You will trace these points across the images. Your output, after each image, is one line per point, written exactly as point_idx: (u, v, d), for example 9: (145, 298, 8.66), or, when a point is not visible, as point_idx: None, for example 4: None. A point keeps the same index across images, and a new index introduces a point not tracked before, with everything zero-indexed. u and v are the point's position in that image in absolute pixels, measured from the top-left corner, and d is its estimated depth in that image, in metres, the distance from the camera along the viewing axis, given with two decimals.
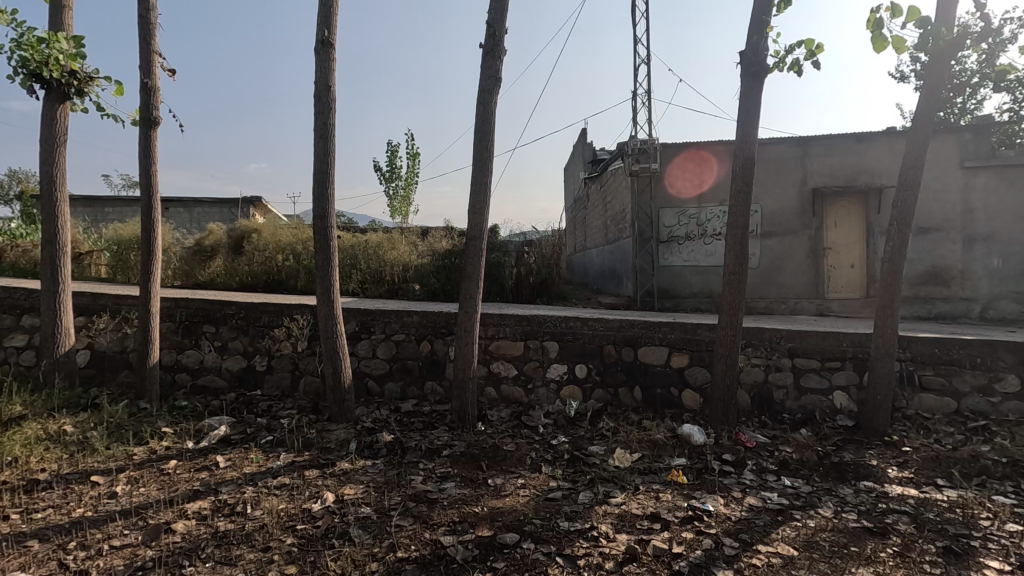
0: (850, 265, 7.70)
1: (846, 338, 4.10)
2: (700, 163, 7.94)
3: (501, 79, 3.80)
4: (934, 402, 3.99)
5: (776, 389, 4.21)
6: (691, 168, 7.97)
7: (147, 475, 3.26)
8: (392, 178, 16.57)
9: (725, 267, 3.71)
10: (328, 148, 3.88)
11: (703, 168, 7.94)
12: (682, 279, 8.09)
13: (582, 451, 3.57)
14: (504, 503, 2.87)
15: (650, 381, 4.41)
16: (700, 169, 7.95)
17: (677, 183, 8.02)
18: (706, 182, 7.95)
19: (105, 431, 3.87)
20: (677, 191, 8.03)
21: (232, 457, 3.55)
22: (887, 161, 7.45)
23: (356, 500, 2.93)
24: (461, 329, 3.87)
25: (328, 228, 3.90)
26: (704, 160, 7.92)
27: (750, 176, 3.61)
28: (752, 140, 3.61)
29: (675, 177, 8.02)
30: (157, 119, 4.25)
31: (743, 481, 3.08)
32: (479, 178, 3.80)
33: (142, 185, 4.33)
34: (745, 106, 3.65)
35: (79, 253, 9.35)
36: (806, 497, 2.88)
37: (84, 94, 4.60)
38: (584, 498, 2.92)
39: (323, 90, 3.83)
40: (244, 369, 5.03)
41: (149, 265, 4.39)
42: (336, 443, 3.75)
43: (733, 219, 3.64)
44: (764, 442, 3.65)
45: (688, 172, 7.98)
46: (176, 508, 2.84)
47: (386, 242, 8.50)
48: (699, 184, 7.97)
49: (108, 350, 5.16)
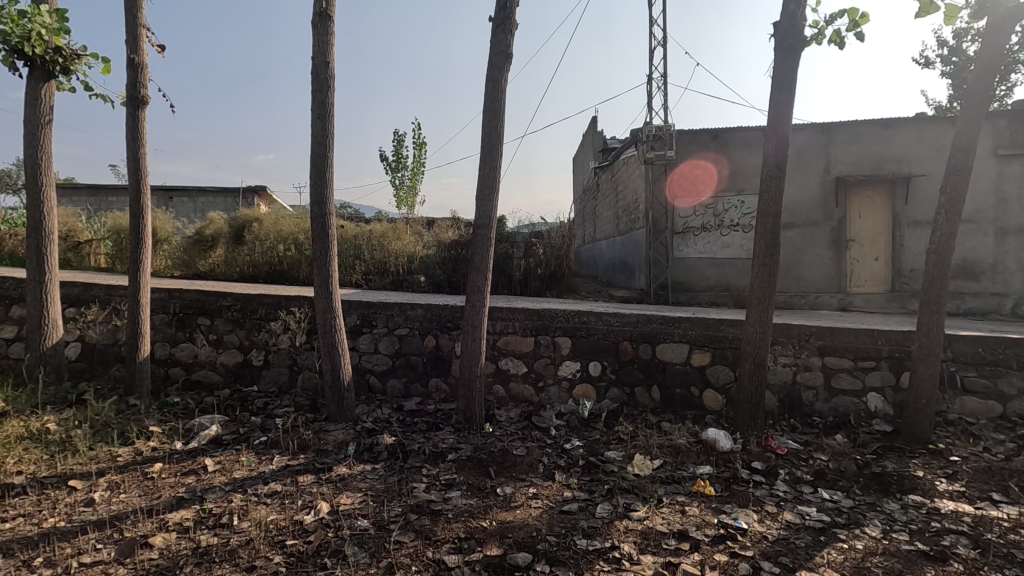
0: (876, 258, 7.33)
1: (881, 337, 3.81)
2: (700, 162, 7.72)
3: (513, 55, 3.50)
4: (977, 405, 3.70)
5: (806, 390, 3.93)
6: (696, 170, 7.73)
7: (129, 480, 3.03)
8: (399, 168, 16.32)
9: (753, 258, 3.42)
10: (327, 130, 3.63)
11: (704, 164, 7.71)
12: (697, 271, 7.78)
13: (598, 456, 3.29)
14: (515, 517, 2.61)
15: (669, 380, 4.14)
16: (704, 166, 7.71)
17: (689, 190, 7.74)
18: (711, 184, 7.68)
19: (89, 430, 3.64)
20: (684, 194, 7.75)
21: (221, 460, 3.31)
22: (916, 148, 7.07)
23: (353, 512, 2.67)
24: (468, 324, 3.60)
25: (327, 215, 3.64)
26: (704, 157, 7.71)
27: (784, 159, 3.32)
28: (785, 120, 3.31)
29: (684, 181, 7.74)
30: (145, 98, 4.00)
31: (777, 493, 2.81)
32: (489, 161, 3.51)
33: (129, 169, 4.08)
34: (780, 83, 3.35)
35: (78, 241, 9.13)
36: (849, 513, 2.60)
37: (70, 72, 4.36)
38: (602, 511, 2.66)
39: (321, 67, 3.56)
40: (240, 364, 4.80)
41: (138, 255, 4.15)
42: (333, 445, 3.50)
43: (763, 205, 3.37)
44: (795, 449, 3.34)
45: (694, 173, 7.73)
46: (156, 518, 2.61)
47: (389, 232, 8.25)
48: (703, 189, 7.70)
49: (99, 343, 4.93)
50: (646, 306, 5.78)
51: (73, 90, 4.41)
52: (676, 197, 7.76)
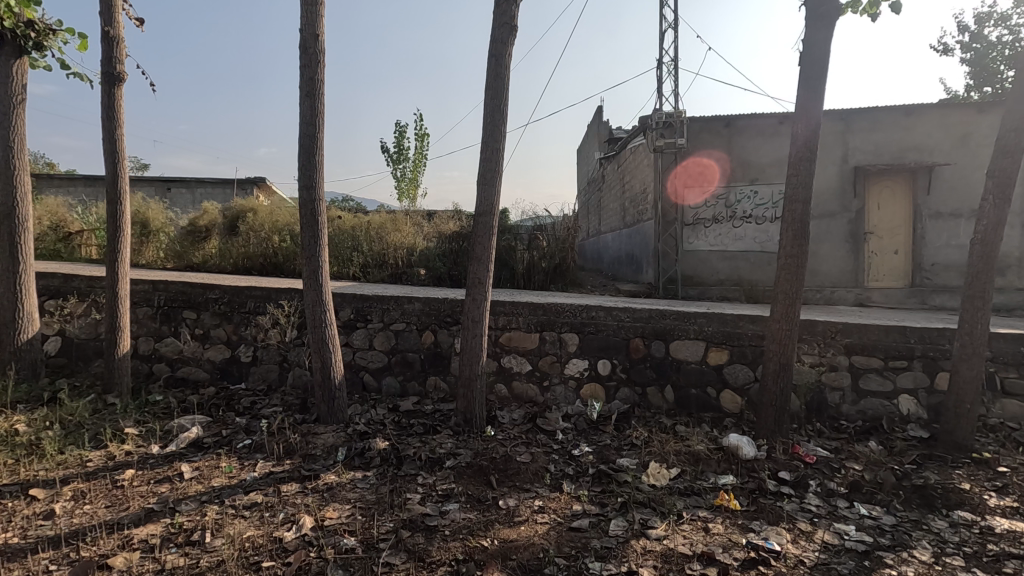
0: (895, 251, 7.02)
1: (914, 334, 3.52)
2: (710, 152, 7.40)
3: (517, 28, 3.21)
4: (1018, 409, 3.41)
5: (831, 392, 3.64)
6: (707, 159, 7.41)
7: (96, 489, 2.76)
8: (400, 160, 16.03)
9: (780, 248, 3.14)
10: (316, 109, 3.34)
11: (714, 154, 7.39)
12: (707, 264, 7.49)
13: (610, 464, 3.02)
14: (519, 535, 2.34)
15: (684, 380, 3.85)
16: (714, 155, 7.39)
17: (699, 180, 7.42)
18: (717, 182, 7.38)
19: (60, 431, 3.37)
20: (690, 186, 7.44)
21: (200, 466, 3.05)
22: (939, 136, 6.75)
23: (338, 528, 2.40)
24: (469, 319, 3.33)
25: (316, 201, 3.37)
26: (715, 146, 7.38)
27: (814, 140, 3.03)
28: (816, 97, 3.03)
29: (693, 171, 7.43)
30: (121, 75, 3.71)
31: (809, 508, 2.54)
32: (490, 142, 3.23)
33: (105, 152, 3.79)
34: (811, 56, 3.05)
35: (68, 232, 8.86)
36: (894, 533, 2.33)
37: (43, 49, 4.09)
38: (616, 528, 2.39)
39: (310, 40, 3.27)
40: (228, 361, 4.54)
41: (116, 244, 3.87)
42: (322, 449, 3.23)
43: (791, 190, 3.08)
44: (825, 457, 3.05)
45: (704, 162, 7.41)
46: (120, 535, 2.35)
47: (388, 224, 7.95)
48: (706, 190, 7.42)
49: (80, 337, 4.67)
50: (657, 302, 5.49)
51: (48, 69, 4.13)
52: (680, 187, 7.46)
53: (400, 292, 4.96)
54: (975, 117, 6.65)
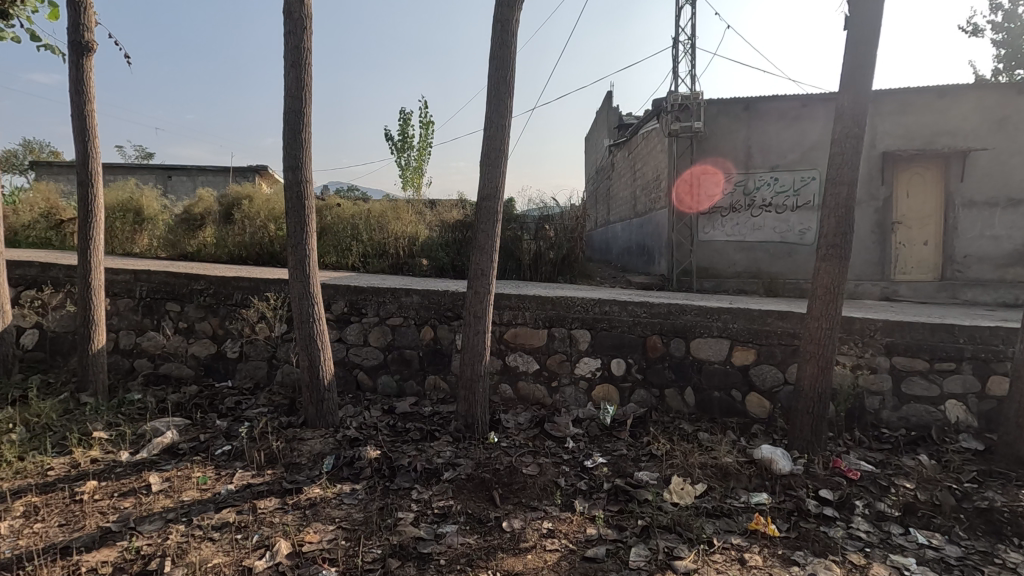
0: (924, 242, 6.63)
1: (963, 333, 3.17)
2: (726, 138, 7.01)
3: None
4: None
5: (870, 397, 3.30)
6: (723, 146, 7.04)
7: (52, 505, 2.46)
8: (405, 149, 15.66)
9: (820, 237, 2.79)
10: (302, 82, 2.99)
11: (730, 140, 7.01)
12: (723, 255, 7.13)
13: (628, 479, 2.69)
14: (525, 566, 2.02)
15: (707, 382, 3.52)
16: (731, 142, 7.01)
17: (714, 168, 7.08)
18: (733, 169, 7.02)
19: (23, 434, 3.08)
20: (705, 173, 7.10)
21: (170, 477, 2.75)
22: (974, 118, 6.33)
23: (317, 555, 2.09)
24: (471, 314, 3.01)
25: (303, 183, 3.03)
26: (732, 131, 6.99)
27: (862, 115, 2.67)
28: (867, 65, 2.66)
29: (709, 159, 7.09)
30: (90, 45, 3.38)
31: (859, 536, 2.22)
32: (493, 119, 2.88)
33: (74, 130, 3.47)
34: (862, 19, 2.67)
35: (60, 221, 8.57)
36: (964, 569, 1.99)
37: (9, 18, 3.75)
38: (637, 558, 2.06)
39: (295, 3, 2.92)
40: (214, 356, 4.24)
41: (88, 230, 3.56)
42: (307, 458, 2.93)
43: (834, 173, 2.73)
44: (870, 472, 2.72)
45: (721, 149, 7.04)
46: (67, 562, 2.04)
47: (389, 212, 7.62)
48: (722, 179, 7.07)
49: (56, 331, 4.38)
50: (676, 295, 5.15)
51: (15, 40, 3.80)
52: (688, 186, 7.15)
53: (397, 283, 4.64)
54: (1014, 99, 6.23)
